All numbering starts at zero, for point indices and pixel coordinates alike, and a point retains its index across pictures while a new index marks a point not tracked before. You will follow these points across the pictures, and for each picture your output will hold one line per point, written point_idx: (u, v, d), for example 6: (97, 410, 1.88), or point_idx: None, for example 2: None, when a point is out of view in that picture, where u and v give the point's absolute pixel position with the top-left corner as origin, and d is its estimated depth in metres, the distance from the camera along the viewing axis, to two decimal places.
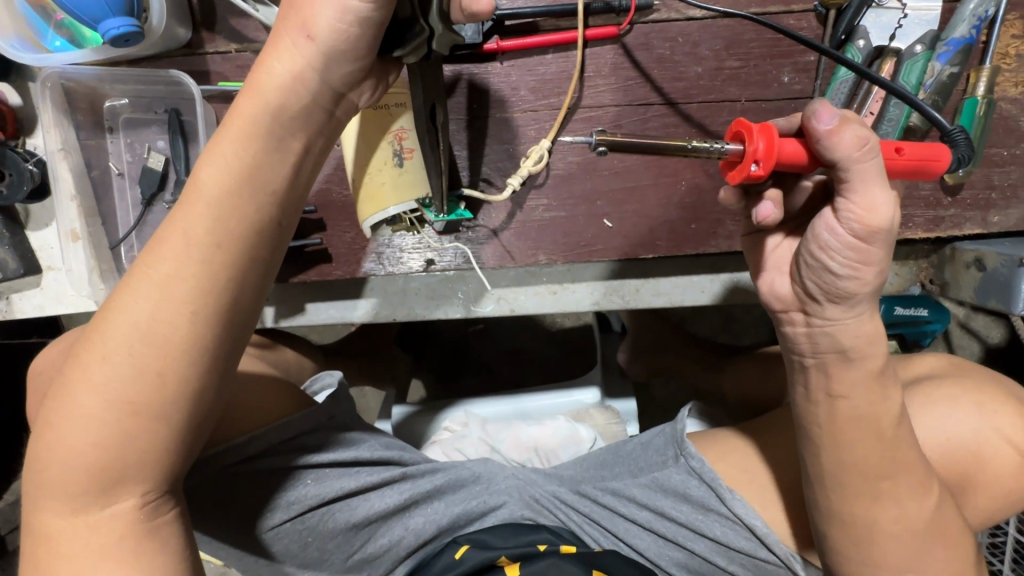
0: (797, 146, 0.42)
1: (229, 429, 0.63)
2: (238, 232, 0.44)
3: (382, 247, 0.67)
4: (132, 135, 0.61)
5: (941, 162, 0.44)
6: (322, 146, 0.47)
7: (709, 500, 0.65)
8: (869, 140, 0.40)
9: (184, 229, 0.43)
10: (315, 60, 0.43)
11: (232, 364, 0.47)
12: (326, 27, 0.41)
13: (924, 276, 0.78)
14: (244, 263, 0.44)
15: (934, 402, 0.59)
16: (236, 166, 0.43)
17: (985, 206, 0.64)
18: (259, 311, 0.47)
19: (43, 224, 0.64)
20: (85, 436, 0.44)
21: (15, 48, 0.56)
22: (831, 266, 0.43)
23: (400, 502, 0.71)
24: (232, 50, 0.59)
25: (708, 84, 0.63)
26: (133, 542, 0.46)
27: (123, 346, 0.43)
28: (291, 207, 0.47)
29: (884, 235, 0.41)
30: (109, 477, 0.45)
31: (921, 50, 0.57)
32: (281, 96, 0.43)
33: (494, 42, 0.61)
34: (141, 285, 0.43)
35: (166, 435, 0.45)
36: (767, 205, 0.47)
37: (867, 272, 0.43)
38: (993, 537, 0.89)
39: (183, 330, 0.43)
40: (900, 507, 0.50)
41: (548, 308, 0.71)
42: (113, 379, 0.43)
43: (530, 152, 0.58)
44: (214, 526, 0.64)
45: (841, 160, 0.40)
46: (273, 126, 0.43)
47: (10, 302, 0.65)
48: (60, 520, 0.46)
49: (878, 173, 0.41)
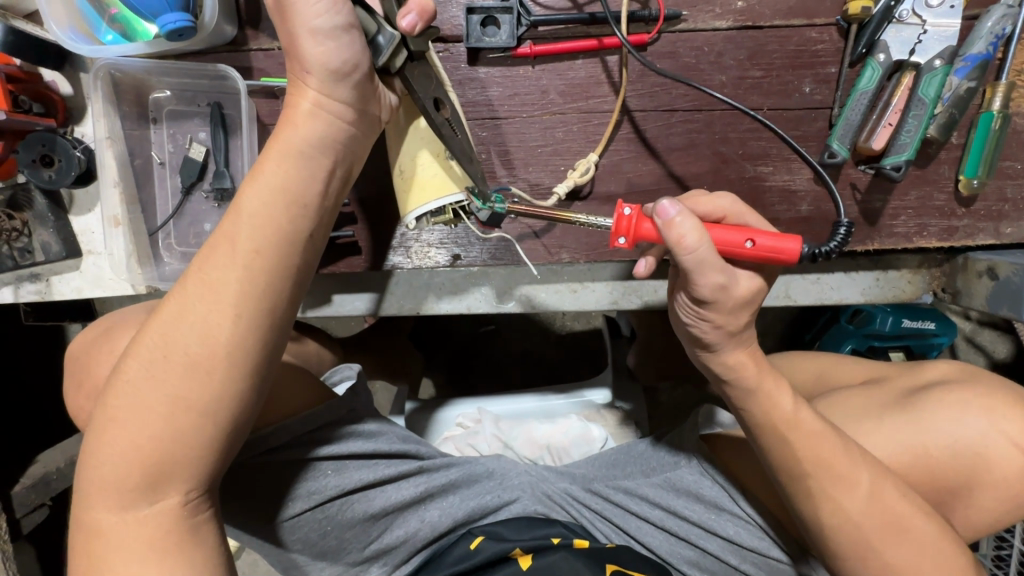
0: (655, 227, 0.48)
1: (267, 417, 0.66)
2: (285, 237, 0.48)
3: (409, 241, 0.69)
4: (175, 127, 0.64)
5: (791, 256, 0.46)
6: (348, 163, 0.53)
7: (722, 499, 0.68)
8: (689, 236, 0.44)
9: (234, 235, 0.47)
10: (323, 89, 0.50)
11: (273, 361, 0.50)
12: (313, 55, 0.48)
13: (936, 284, 0.74)
14: (279, 269, 0.48)
15: (946, 407, 0.61)
16: (277, 182, 0.48)
17: (997, 217, 0.66)
18: (294, 316, 0.51)
19: (86, 209, 0.66)
20: (141, 430, 0.46)
21: (70, 39, 0.58)
22: (683, 313, 0.52)
23: (417, 494, 0.72)
24: (275, 48, 0.62)
25: (731, 92, 0.65)
26: (177, 536, 0.47)
27: (176, 346, 0.46)
28: (330, 217, 0.52)
29: (714, 306, 0.48)
30: (158, 473, 0.46)
31: (940, 65, 0.59)
32: (307, 124, 0.50)
33: (527, 47, 0.63)
34: (193, 288, 0.47)
35: (212, 430, 0.47)
36: (643, 263, 0.53)
37: (709, 325, 0.51)
38: (997, 549, 0.90)
39: (231, 332, 0.46)
40: (831, 501, 0.54)
41: (568, 306, 0.73)
42: (167, 377, 0.46)
43: (578, 164, 0.64)
44: (242, 515, 0.66)
45: (669, 245, 0.46)
46: (304, 146, 0.49)
47: (49, 284, 0.67)
48: (107, 514, 0.47)
49: (701, 264, 0.45)
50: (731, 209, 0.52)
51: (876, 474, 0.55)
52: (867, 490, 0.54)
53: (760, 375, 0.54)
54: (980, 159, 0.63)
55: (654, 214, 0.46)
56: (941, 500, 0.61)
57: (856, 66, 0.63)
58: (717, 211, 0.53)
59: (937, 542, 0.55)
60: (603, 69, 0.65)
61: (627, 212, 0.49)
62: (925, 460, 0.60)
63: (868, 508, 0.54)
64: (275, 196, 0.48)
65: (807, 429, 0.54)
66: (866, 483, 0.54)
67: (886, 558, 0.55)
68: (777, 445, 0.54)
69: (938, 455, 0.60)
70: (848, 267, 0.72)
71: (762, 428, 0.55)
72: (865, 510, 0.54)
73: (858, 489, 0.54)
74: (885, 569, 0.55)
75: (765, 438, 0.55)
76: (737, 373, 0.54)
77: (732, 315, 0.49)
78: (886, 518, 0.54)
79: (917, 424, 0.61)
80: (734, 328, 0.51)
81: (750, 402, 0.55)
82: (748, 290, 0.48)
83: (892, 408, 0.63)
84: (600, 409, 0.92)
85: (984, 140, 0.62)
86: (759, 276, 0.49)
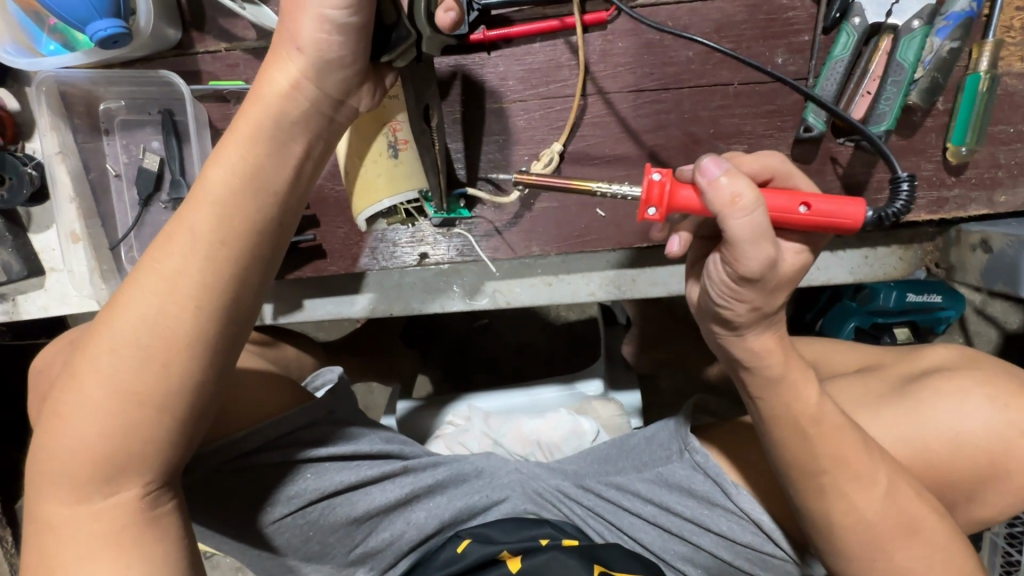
0: (693, 193, 0.44)
1: (227, 424, 0.61)
2: (237, 231, 0.45)
3: (375, 242, 0.68)
4: (128, 137, 0.64)
5: (854, 222, 0.43)
6: (324, 148, 0.49)
7: (714, 494, 0.64)
8: (744, 195, 0.39)
9: (188, 225, 0.44)
10: (309, 70, 0.46)
11: (230, 363, 0.48)
12: (310, 39, 0.44)
13: (929, 259, 0.71)
14: (246, 260, 0.45)
15: (950, 395, 0.58)
16: (242, 166, 0.45)
17: (991, 185, 0.62)
18: (257, 309, 0.48)
19: (45, 227, 0.67)
20: (92, 426, 0.44)
21: (10, 54, 0.61)
22: (713, 296, 0.46)
23: (402, 496, 0.68)
24: (221, 49, 0.63)
25: (699, 68, 0.62)
26: (134, 532, 0.46)
27: (129, 337, 0.44)
28: (298, 207, 0.49)
29: (755, 284, 0.42)
30: (112, 468, 0.45)
31: (918, 26, 0.55)
32: (280, 105, 0.45)
33: (480, 32, 0.60)
34: (146, 277, 0.44)
35: (169, 424, 0.45)
36: (676, 239, 0.50)
37: (741, 307, 0.45)
38: (1011, 529, 0.86)
39: (190, 324, 0.44)
40: (847, 500, 0.51)
41: (544, 300, 0.71)
42: (119, 369, 0.44)
43: (542, 154, 0.63)
44: (215, 521, 0.62)
45: (715, 209, 0.41)
46: (275, 129, 0.46)
47: (15, 303, 0.67)
48: (62, 508, 0.46)
49: (755, 230, 0.40)
50: (779, 169, 0.47)
51: (895, 473, 0.53)
52: (886, 491, 0.52)
53: (785, 364, 0.49)
54: (968, 124, 0.59)
55: (699, 172, 0.41)
56: (943, 490, 0.58)
57: (831, 33, 0.59)
58: (765, 171, 0.47)
59: (932, 532, 0.53)
60: (563, 51, 0.62)
61: (659, 176, 0.45)
62: (927, 453, 0.57)
63: (888, 513, 0.52)
64: (236, 183, 0.44)
65: (828, 424, 0.50)
66: (884, 482, 0.52)
67: (894, 562, 0.53)
68: (790, 445, 0.50)
69: (938, 447, 0.57)
70: (836, 247, 0.69)
71: (783, 420, 0.50)
72: (880, 510, 0.52)
73: (877, 489, 0.51)
74: (878, 564, 0.53)
75: (776, 436, 0.51)
76: (758, 359, 0.48)
77: (772, 296, 0.44)
78: (900, 520, 0.52)
79: (911, 411, 0.58)
80: (768, 312, 0.45)
81: (768, 391, 0.50)
82: (796, 266, 0.43)
83: (890, 396, 0.60)
84: (592, 401, 0.89)
85: (971, 104, 0.59)
86: (807, 249, 0.45)
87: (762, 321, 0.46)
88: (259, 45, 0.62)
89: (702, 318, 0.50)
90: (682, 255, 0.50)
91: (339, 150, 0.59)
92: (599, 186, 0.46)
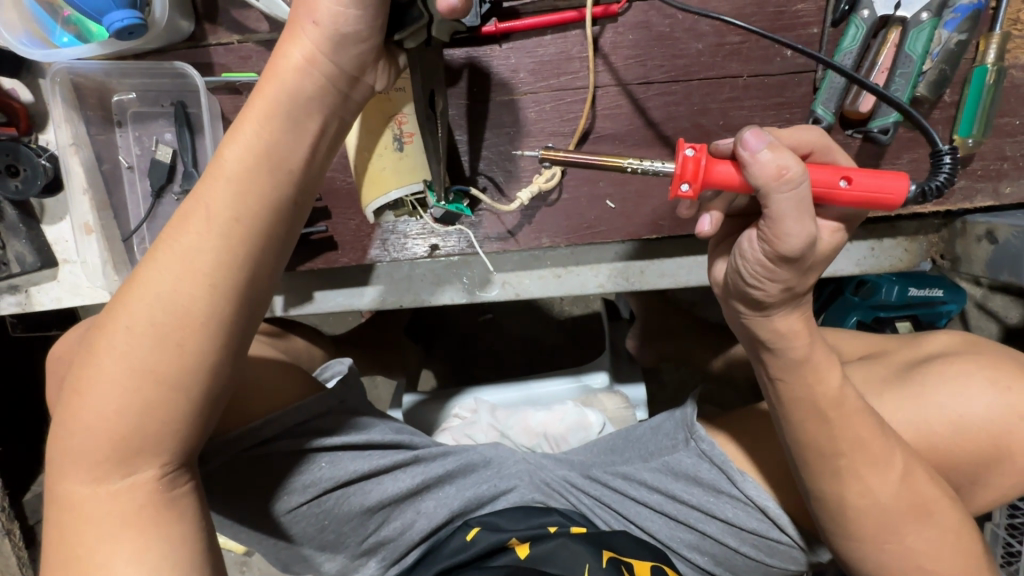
0: (730, 167, 0.44)
1: (240, 413, 0.61)
2: (256, 216, 0.45)
3: (386, 233, 0.69)
4: (141, 130, 0.65)
5: (894, 198, 0.43)
6: (338, 126, 0.50)
7: (720, 482, 0.65)
8: (790, 169, 0.39)
9: (208, 203, 0.44)
10: (323, 43, 0.46)
11: (246, 348, 0.48)
12: (328, 11, 0.45)
13: (934, 250, 0.72)
14: (263, 240, 0.46)
15: (950, 382, 0.59)
16: (258, 144, 0.45)
17: (996, 176, 0.63)
18: (272, 290, 0.49)
19: (58, 218, 0.68)
20: (111, 403, 0.45)
21: (24, 44, 0.61)
22: (743, 274, 0.46)
23: (413, 486, 0.69)
24: (234, 41, 0.63)
25: (709, 60, 0.62)
26: (152, 512, 0.47)
27: (148, 317, 0.44)
28: (313, 190, 0.49)
29: (793, 262, 0.42)
30: (131, 447, 0.46)
31: (927, 19, 0.56)
32: (296, 79, 0.46)
33: (493, 25, 0.61)
34: (163, 257, 0.45)
35: (188, 403, 0.46)
36: (707, 218, 0.47)
37: (773, 288, 0.45)
38: (1012, 519, 0.87)
39: (211, 306, 0.45)
40: (864, 483, 0.52)
41: (553, 292, 0.71)
42: (138, 349, 0.44)
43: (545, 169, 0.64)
44: (230, 508, 0.63)
45: (758, 183, 0.41)
46: (291, 105, 0.46)
47: (28, 295, 0.69)
48: (80, 485, 0.46)
49: (799, 205, 0.40)
50: (818, 144, 0.47)
51: (907, 457, 0.53)
52: (898, 474, 0.52)
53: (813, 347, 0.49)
54: (975, 117, 0.60)
55: (741, 144, 0.41)
56: (946, 476, 0.59)
57: (840, 25, 0.60)
58: (803, 145, 0.47)
59: (934, 515, 0.54)
60: (575, 43, 0.63)
61: (693, 152, 0.44)
62: (931, 436, 0.58)
63: (895, 494, 0.53)
64: (256, 162, 0.45)
65: (838, 409, 0.51)
66: (894, 466, 0.52)
67: (899, 543, 0.54)
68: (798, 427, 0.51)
69: (942, 432, 0.58)
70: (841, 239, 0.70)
71: (802, 403, 0.51)
72: (893, 493, 0.53)
73: (887, 472, 0.52)
74: (880, 546, 0.54)
75: (796, 417, 0.51)
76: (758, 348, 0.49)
77: (805, 275, 0.44)
78: (911, 501, 0.53)
79: (918, 398, 0.59)
80: (797, 293, 0.45)
81: (790, 374, 0.50)
82: (831, 246, 0.45)
83: (893, 384, 0.61)
84: (597, 394, 0.89)
85: (978, 96, 0.60)
86: (842, 228, 0.46)
87: (789, 301, 0.47)
88: (272, 37, 0.63)
89: (729, 299, 0.50)
90: (712, 236, 0.48)
91: (349, 142, 0.59)
92: (630, 161, 0.45)
